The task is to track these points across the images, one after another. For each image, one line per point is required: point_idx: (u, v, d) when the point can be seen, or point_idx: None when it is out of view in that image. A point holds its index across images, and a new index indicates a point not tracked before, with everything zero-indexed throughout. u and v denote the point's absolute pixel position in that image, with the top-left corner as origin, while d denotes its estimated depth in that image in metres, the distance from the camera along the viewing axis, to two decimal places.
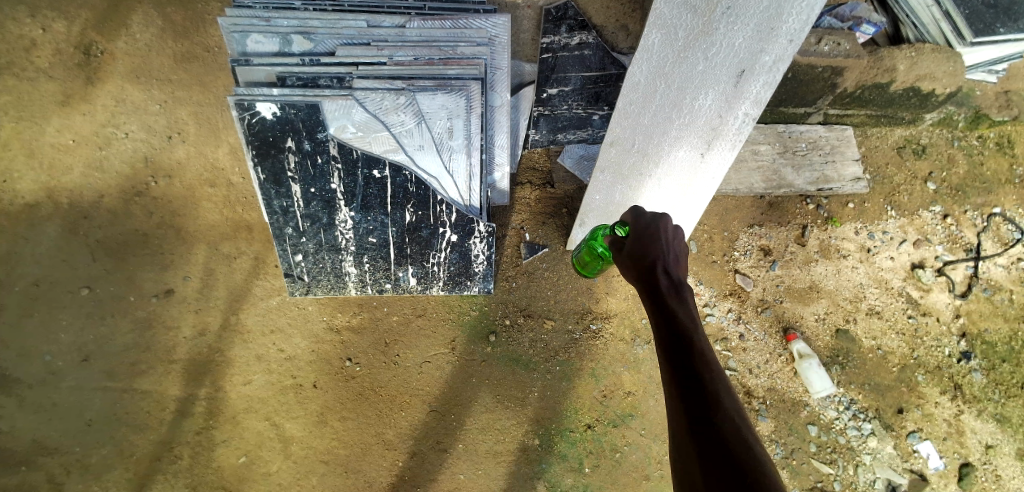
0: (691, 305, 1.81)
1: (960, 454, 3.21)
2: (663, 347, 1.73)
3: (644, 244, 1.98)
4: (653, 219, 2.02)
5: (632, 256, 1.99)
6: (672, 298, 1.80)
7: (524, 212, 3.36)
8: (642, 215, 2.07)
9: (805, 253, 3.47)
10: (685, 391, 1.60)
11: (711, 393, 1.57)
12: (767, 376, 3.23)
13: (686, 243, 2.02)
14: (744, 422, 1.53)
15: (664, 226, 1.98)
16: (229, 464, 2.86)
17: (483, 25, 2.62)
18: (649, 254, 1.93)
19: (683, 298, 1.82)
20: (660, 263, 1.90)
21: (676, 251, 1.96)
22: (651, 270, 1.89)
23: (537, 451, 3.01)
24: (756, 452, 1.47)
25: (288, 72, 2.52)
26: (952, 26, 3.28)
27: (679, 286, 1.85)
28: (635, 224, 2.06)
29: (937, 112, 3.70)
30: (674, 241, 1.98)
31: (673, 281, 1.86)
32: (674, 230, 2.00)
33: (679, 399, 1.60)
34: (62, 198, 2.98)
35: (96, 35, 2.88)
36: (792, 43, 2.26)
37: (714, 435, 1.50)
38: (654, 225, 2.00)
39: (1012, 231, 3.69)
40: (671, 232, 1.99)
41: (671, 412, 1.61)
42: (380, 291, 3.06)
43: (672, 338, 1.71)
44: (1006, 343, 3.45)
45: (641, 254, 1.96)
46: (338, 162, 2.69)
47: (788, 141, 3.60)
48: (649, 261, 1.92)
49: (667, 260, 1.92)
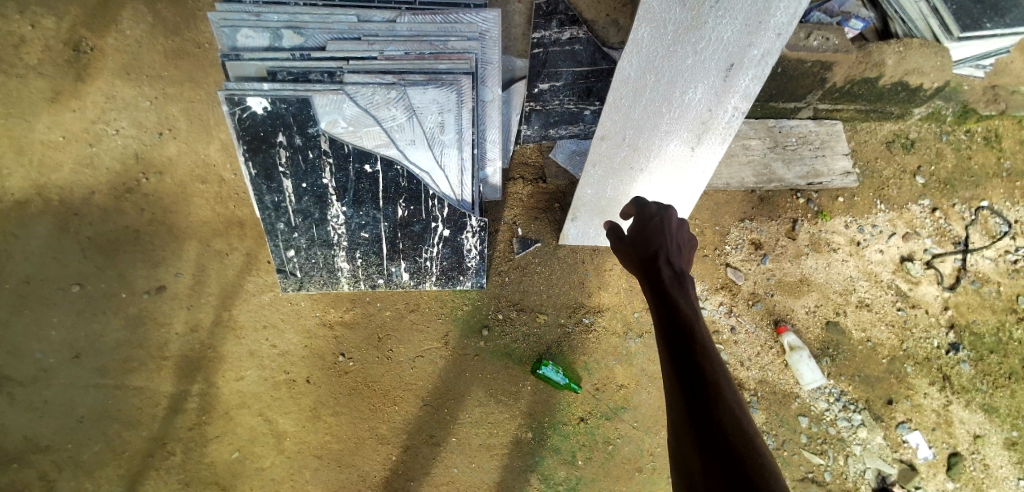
0: (693, 295, 1.86)
1: (949, 444, 3.24)
2: (664, 338, 1.75)
3: (648, 236, 2.05)
4: (657, 210, 2.11)
5: (637, 247, 2.06)
6: (673, 289, 1.85)
7: (517, 207, 3.38)
8: (647, 206, 2.15)
9: (796, 246, 3.50)
10: (685, 384, 1.61)
11: (711, 384, 1.58)
12: (758, 369, 3.26)
13: (692, 233, 2.08)
14: (744, 415, 1.54)
15: (669, 217, 2.07)
16: (223, 460, 2.87)
17: (474, 20, 2.66)
18: (652, 245, 2.01)
19: (685, 289, 1.87)
20: (663, 254, 1.97)
21: (679, 244, 2.04)
22: (654, 260, 1.96)
23: (531, 444, 3.02)
24: (755, 446, 1.48)
25: (278, 67, 2.53)
26: (939, 21, 3.32)
27: (682, 277, 1.90)
28: (639, 216, 2.15)
29: (925, 106, 3.74)
30: (677, 233, 2.05)
31: (676, 271, 1.92)
32: (678, 222, 2.07)
33: (679, 390, 1.62)
34: (52, 195, 2.97)
35: (85, 31, 2.92)
36: (779, 36, 2.29)
37: (714, 427, 1.50)
38: (660, 217, 2.08)
39: (999, 224, 3.74)
40: (675, 222, 2.07)
41: (671, 405, 1.62)
42: (373, 286, 3.07)
43: (672, 328, 1.75)
44: (994, 334, 3.49)
45: (644, 245, 2.04)
46: (330, 157, 2.70)
47: (778, 136, 3.64)
48: (652, 252, 2.00)
49: (671, 251, 1.99)
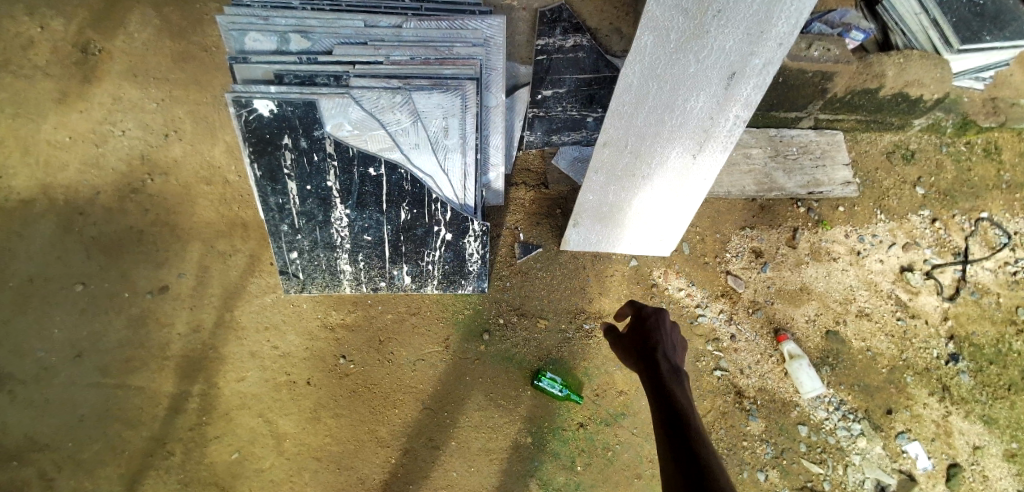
0: (690, 391, 1.86)
1: (948, 455, 3.21)
2: (663, 438, 1.75)
3: (644, 334, 2.03)
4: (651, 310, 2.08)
5: (633, 345, 2.04)
6: (673, 387, 1.84)
7: (519, 213, 3.42)
8: (639, 306, 2.12)
9: (796, 255, 3.52)
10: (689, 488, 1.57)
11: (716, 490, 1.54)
12: (758, 376, 3.24)
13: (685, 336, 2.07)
14: None
15: (663, 316, 2.04)
16: (222, 461, 2.83)
17: (479, 26, 2.68)
18: (649, 338, 2.00)
19: (683, 388, 1.85)
20: (660, 352, 1.95)
21: (674, 339, 2.04)
22: (652, 358, 1.94)
23: (530, 449, 2.99)
24: None
25: (286, 71, 2.56)
26: (939, 33, 3.40)
27: (679, 376, 1.88)
28: (633, 312, 2.11)
29: (925, 117, 3.78)
30: (673, 334, 2.04)
31: (673, 369, 1.91)
32: (672, 323, 2.05)
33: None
34: (57, 195, 3.01)
35: (93, 34, 3.03)
36: (781, 46, 2.28)
37: None
38: (654, 316, 2.05)
39: (999, 235, 3.75)
40: (670, 324, 2.05)
41: None
42: (375, 289, 3.09)
43: (674, 429, 1.74)
44: (993, 345, 3.48)
45: (641, 337, 2.02)
46: (335, 160, 2.72)
47: (779, 145, 3.68)
48: (648, 346, 1.98)
49: (668, 350, 1.97)
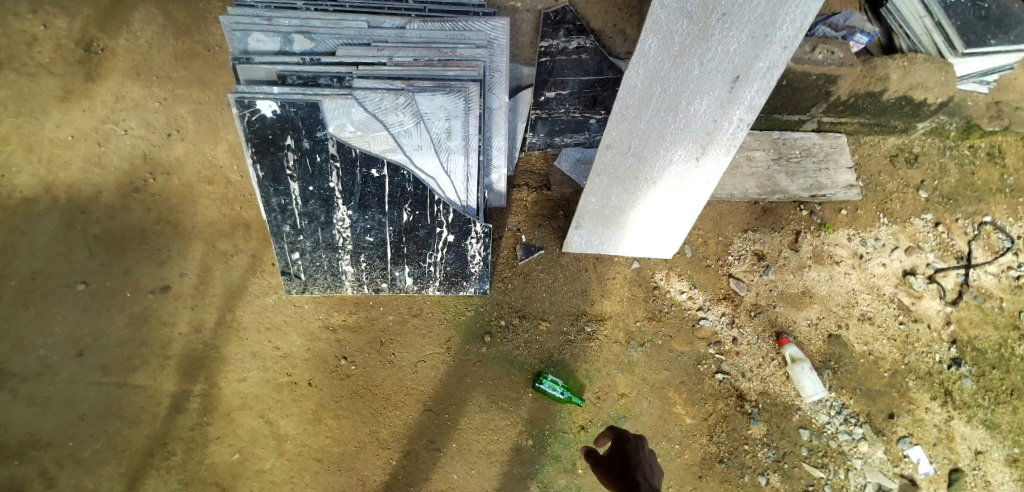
0: None
1: (950, 460, 3.20)
2: None
3: (624, 455, 2.09)
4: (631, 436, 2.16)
5: (612, 465, 2.07)
6: None
7: (521, 214, 3.41)
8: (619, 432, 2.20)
9: (798, 258, 3.51)
10: None
11: None
12: (760, 380, 3.23)
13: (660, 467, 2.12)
14: None
15: (642, 443, 2.12)
16: (224, 461, 2.83)
17: (483, 28, 2.69)
18: (629, 462, 2.05)
19: None
20: (639, 472, 2.00)
21: (651, 464, 2.09)
22: (632, 477, 1.97)
23: (531, 452, 2.99)
24: None
25: (288, 71, 2.55)
26: (943, 37, 3.43)
27: None
28: (613, 435, 2.18)
29: (929, 121, 3.77)
30: (650, 461, 2.09)
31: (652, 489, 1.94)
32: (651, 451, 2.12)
33: None
34: (60, 193, 3.00)
35: (96, 31, 3.02)
36: (785, 49, 2.27)
37: None
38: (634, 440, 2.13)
39: (1002, 239, 3.74)
40: (648, 450, 2.11)
41: None
42: (376, 290, 3.09)
43: None
44: (996, 350, 3.46)
45: (621, 461, 2.07)
46: (337, 161, 2.72)
47: (783, 148, 3.65)
48: (628, 467, 2.03)
49: (646, 473, 2.01)
